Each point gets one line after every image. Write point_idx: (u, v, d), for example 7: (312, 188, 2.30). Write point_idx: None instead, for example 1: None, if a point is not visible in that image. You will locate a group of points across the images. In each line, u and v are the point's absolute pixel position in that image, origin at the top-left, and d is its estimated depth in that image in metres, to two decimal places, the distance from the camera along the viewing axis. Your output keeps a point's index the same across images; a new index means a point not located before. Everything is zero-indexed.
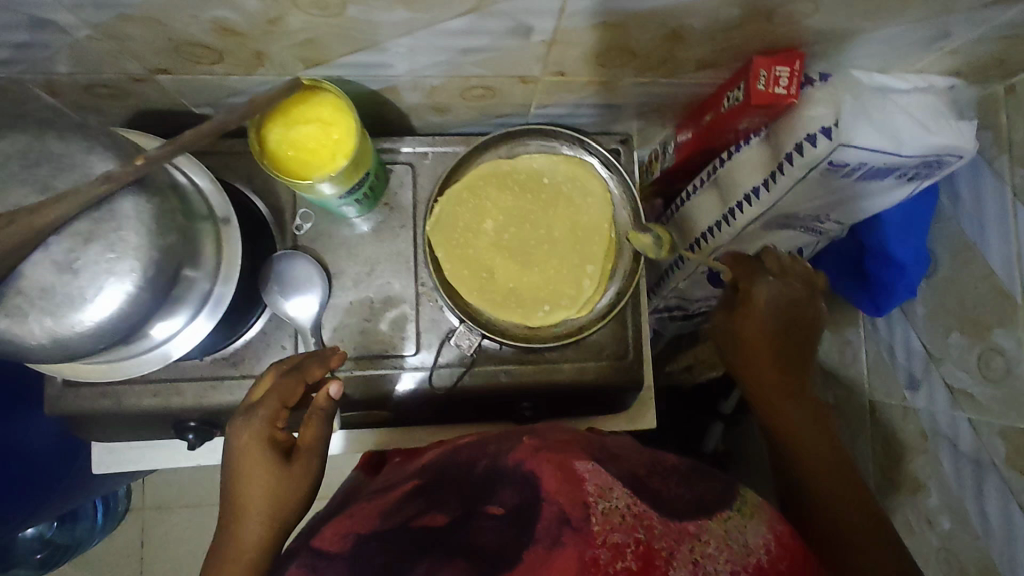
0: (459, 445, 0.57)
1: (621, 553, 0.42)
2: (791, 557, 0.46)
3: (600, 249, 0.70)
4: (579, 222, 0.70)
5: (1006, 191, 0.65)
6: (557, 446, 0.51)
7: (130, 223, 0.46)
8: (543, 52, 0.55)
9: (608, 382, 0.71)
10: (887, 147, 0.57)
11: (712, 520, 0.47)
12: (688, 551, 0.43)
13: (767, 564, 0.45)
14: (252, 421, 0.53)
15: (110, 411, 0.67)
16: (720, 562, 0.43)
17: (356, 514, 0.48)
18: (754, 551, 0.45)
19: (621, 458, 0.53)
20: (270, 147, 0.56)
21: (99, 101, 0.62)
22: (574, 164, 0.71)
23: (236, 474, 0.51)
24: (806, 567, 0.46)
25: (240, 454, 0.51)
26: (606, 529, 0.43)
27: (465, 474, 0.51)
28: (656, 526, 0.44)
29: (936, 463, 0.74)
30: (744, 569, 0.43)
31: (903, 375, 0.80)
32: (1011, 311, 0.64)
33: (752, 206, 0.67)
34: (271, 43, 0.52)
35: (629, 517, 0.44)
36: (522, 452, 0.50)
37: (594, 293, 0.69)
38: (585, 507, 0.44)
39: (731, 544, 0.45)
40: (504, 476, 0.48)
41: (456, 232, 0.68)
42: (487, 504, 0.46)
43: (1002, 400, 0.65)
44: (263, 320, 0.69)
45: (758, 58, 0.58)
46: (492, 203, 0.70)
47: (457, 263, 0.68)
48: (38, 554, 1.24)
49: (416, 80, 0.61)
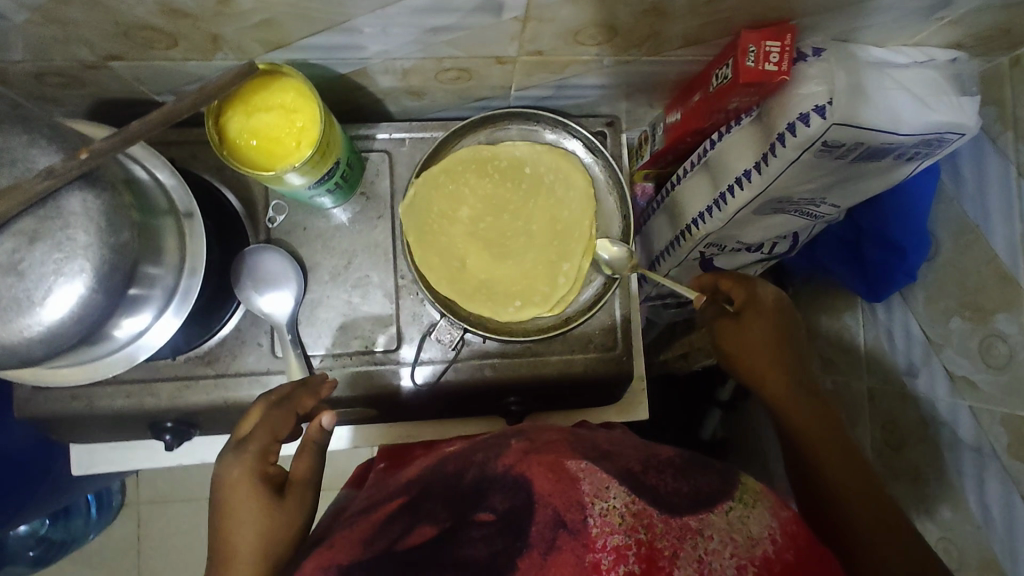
0: (446, 456, 0.54)
1: (623, 556, 0.39)
2: (797, 544, 0.43)
3: (579, 246, 0.65)
4: (562, 217, 0.66)
5: (1010, 169, 0.62)
6: (547, 449, 0.49)
7: (78, 220, 0.43)
8: (517, 30, 0.52)
9: (596, 374, 0.69)
10: (884, 125, 0.54)
11: (714, 513, 0.43)
12: (693, 548, 0.40)
13: (774, 556, 0.42)
14: (242, 457, 0.50)
15: (82, 413, 0.65)
16: (725, 557, 0.40)
17: (338, 544, 0.44)
18: (760, 541, 0.42)
19: (615, 455, 0.50)
20: (230, 137, 0.53)
21: (55, 90, 0.59)
22: (558, 154, 0.67)
23: (223, 510, 0.48)
24: (813, 553, 0.43)
25: (229, 490, 0.49)
26: (606, 531, 0.40)
27: (451, 485, 0.47)
28: (656, 524, 0.41)
29: (936, 453, 0.72)
30: (751, 564, 0.41)
31: (902, 362, 0.77)
32: (1015, 296, 0.61)
33: (743, 189, 0.64)
34: (225, 25, 0.49)
35: (627, 517, 0.41)
36: (511, 457, 0.47)
37: (569, 293, 0.64)
38: (582, 509, 0.41)
39: (734, 536, 0.42)
40: (495, 480, 0.44)
41: (430, 216, 0.65)
42: (478, 511, 0.42)
43: (1005, 388, 0.62)
44: (238, 317, 0.67)
45: (747, 33, 0.54)
46: (471, 189, 0.66)
47: (431, 249, 0.64)
48: (32, 552, 1.22)
49: (386, 62, 0.58)
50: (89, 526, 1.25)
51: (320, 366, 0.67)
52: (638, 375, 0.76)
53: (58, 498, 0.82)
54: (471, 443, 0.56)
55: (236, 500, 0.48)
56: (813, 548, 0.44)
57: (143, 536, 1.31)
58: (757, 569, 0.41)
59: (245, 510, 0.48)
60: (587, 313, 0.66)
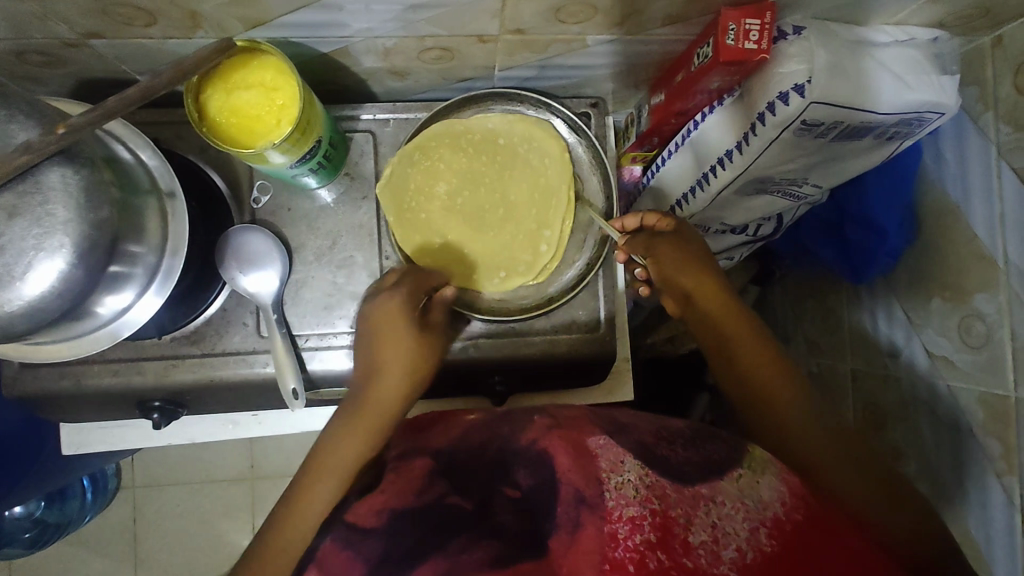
0: (470, 424, 0.58)
1: (639, 525, 0.42)
2: (806, 506, 0.46)
3: (559, 211, 0.68)
4: (544, 191, 0.69)
5: (991, 149, 0.62)
6: (569, 423, 0.52)
7: (58, 196, 0.44)
8: (496, 6, 0.52)
9: (580, 354, 0.70)
10: (862, 103, 0.54)
11: (724, 480, 0.46)
12: (706, 514, 0.43)
13: (784, 517, 0.44)
14: (391, 297, 0.61)
15: (71, 391, 0.65)
16: (737, 520, 0.43)
17: (388, 487, 0.50)
18: (769, 504, 0.45)
19: (630, 427, 0.53)
20: (210, 115, 0.53)
21: (37, 68, 0.59)
22: (529, 122, 0.69)
23: (376, 338, 0.60)
24: (823, 514, 0.46)
25: (382, 320, 0.60)
26: (621, 504, 0.43)
27: (473, 457, 0.52)
28: (670, 495, 0.44)
29: (915, 431, 0.73)
30: (762, 526, 0.43)
31: (884, 343, 0.78)
32: (992, 276, 0.62)
33: (725, 169, 0.64)
34: (202, 1, 0.48)
35: (642, 490, 0.44)
36: (535, 430, 0.51)
37: (551, 260, 0.68)
38: (599, 484, 0.44)
39: (744, 502, 0.44)
40: (519, 455, 0.49)
41: (408, 188, 0.68)
42: (506, 485, 0.47)
43: (982, 366, 0.63)
44: (224, 297, 0.67)
45: (726, 10, 0.54)
46: (446, 163, 0.68)
47: (413, 223, 0.68)
48: (27, 534, 1.24)
49: (368, 41, 0.58)
50: (84, 509, 1.27)
51: (306, 345, 0.67)
52: (623, 357, 0.76)
53: (50, 479, 0.83)
54: (495, 413, 0.60)
55: (388, 340, 0.60)
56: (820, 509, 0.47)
57: (140, 519, 1.32)
58: (768, 530, 0.43)
59: (390, 352, 0.59)
60: (571, 291, 0.69)
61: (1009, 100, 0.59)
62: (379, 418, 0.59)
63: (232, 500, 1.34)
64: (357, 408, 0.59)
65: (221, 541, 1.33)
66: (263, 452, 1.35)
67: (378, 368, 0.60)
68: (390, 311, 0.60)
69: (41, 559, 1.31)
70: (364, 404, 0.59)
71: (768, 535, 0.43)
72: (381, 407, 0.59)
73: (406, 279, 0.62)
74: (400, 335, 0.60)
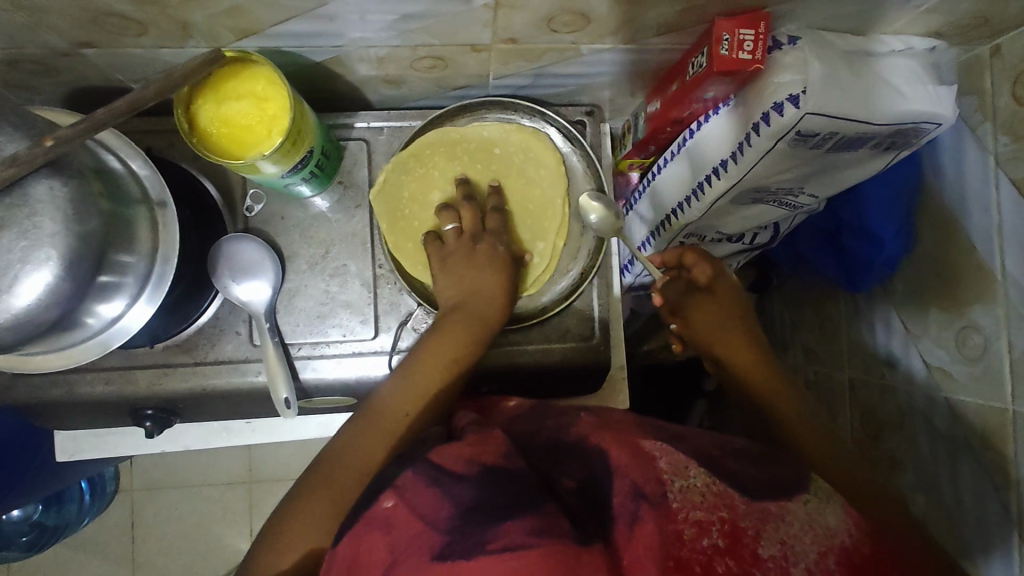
0: (514, 413, 0.57)
1: (706, 529, 0.40)
2: (872, 539, 0.44)
3: (552, 225, 0.67)
4: (540, 199, 0.68)
5: (989, 160, 0.61)
6: (619, 426, 0.51)
7: (46, 209, 0.43)
8: (488, 16, 0.52)
9: (572, 364, 0.70)
10: (858, 113, 0.54)
11: (792, 501, 0.44)
12: (775, 530, 0.41)
13: (851, 547, 0.42)
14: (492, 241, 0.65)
15: (63, 400, 0.65)
16: (806, 542, 0.41)
17: (476, 442, 0.47)
18: (837, 533, 0.43)
19: (689, 437, 0.51)
20: (200, 126, 0.53)
21: (30, 77, 0.59)
22: (527, 133, 0.68)
23: (473, 274, 0.63)
24: (888, 550, 0.44)
25: (490, 258, 0.64)
26: (687, 506, 0.41)
27: (524, 444, 0.50)
28: (738, 506, 0.42)
29: (911, 442, 0.73)
30: (830, 552, 0.41)
31: (882, 353, 0.77)
32: (990, 288, 0.61)
33: (720, 179, 0.64)
34: (193, 12, 0.48)
35: (709, 496, 0.42)
36: (584, 427, 0.50)
37: (543, 272, 0.67)
38: (660, 484, 0.42)
39: (812, 525, 0.43)
40: (569, 451, 0.47)
41: (403, 194, 0.67)
42: (560, 478, 0.44)
43: (980, 378, 0.63)
44: (216, 305, 0.67)
45: (720, 21, 0.54)
46: (440, 168, 0.67)
47: (406, 227, 0.67)
48: (25, 537, 1.23)
49: (360, 50, 0.58)
50: (82, 513, 1.27)
51: (298, 352, 0.67)
52: (618, 365, 0.73)
53: (47, 485, 0.83)
54: (530, 405, 0.59)
55: (487, 262, 0.63)
56: (885, 546, 0.44)
57: (137, 523, 1.32)
58: (835, 557, 0.41)
59: (488, 279, 0.63)
60: (563, 302, 0.69)
61: (1007, 111, 0.59)
62: (468, 338, 0.60)
63: (230, 503, 1.34)
64: (445, 337, 0.59)
65: (219, 544, 1.33)
66: (260, 456, 1.35)
67: (477, 293, 0.62)
68: (492, 247, 0.64)
69: (41, 562, 1.32)
70: (471, 313, 0.61)
71: (836, 561, 0.41)
72: (481, 320, 0.61)
73: (495, 221, 0.65)
74: (502, 262, 0.64)
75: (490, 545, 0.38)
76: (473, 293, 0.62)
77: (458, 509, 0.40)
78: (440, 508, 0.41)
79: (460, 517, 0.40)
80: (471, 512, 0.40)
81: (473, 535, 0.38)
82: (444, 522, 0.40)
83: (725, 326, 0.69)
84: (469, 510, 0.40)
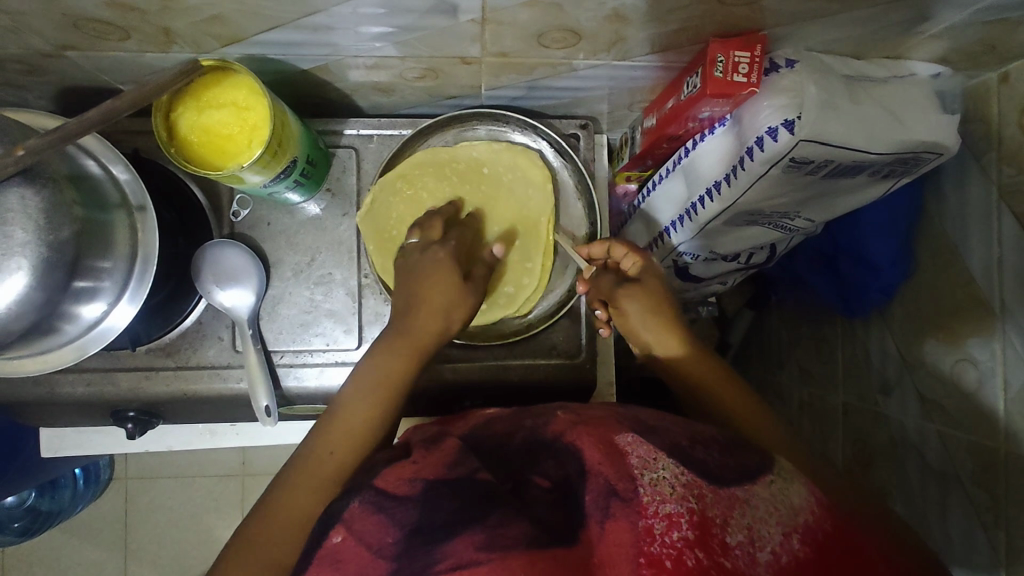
0: (489, 418, 0.56)
1: (676, 522, 0.38)
2: (839, 521, 0.41)
3: (541, 245, 0.68)
4: (535, 261, 0.68)
5: (993, 192, 0.59)
6: (594, 421, 0.50)
7: (17, 218, 0.43)
8: (476, 31, 0.50)
9: (556, 382, 0.69)
10: (853, 141, 0.52)
11: (758, 484, 0.42)
12: (741, 516, 0.39)
13: (815, 524, 0.40)
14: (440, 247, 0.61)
15: (45, 399, 0.66)
16: (772, 524, 0.39)
17: (420, 461, 0.47)
18: (801, 511, 0.40)
19: (661, 428, 0.49)
20: (181, 134, 0.53)
21: (17, 75, 0.59)
22: (517, 152, 0.69)
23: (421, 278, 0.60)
24: (853, 531, 0.42)
25: (431, 266, 0.60)
26: (657, 499, 0.39)
27: (501, 447, 0.50)
28: (707, 494, 0.40)
29: (901, 474, 0.71)
30: (795, 531, 0.39)
31: (876, 379, 0.75)
32: (990, 323, 0.59)
33: (714, 201, 0.62)
34: (174, 20, 0.47)
35: (678, 487, 0.40)
36: (561, 425, 0.49)
37: (533, 293, 0.68)
38: (632, 480, 0.41)
39: (777, 506, 0.40)
40: (548, 449, 0.47)
41: (438, 154, 0.68)
42: (534, 476, 0.45)
43: (973, 415, 0.61)
44: (201, 309, 0.67)
45: (714, 43, 0.53)
46: (486, 162, 0.69)
47: (395, 198, 0.68)
48: (15, 523, 1.22)
49: (347, 59, 0.57)
50: (76, 498, 1.26)
51: (281, 358, 0.67)
52: (606, 380, 0.72)
53: (32, 479, 0.83)
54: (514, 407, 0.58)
55: (438, 273, 0.59)
56: (848, 522, 0.42)
57: (130, 510, 1.33)
58: (801, 538, 0.39)
59: (434, 287, 0.59)
60: (550, 318, 0.69)
61: (1014, 140, 0.57)
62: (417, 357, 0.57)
63: (222, 496, 1.35)
64: (390, 349, 0.57)
65: (209, 536, 1.33)
66: (255, 451, 1.35)
67: (420, 302, 0.58)
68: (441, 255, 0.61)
69: (35, 545, 1.33)
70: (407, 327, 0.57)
71: (803, 542, 0.39)
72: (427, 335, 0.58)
73: (456, 233, 0.64)
74: (450, 269, 0.60)
75: (440, 565, 0.38)
76: (419, 307, 0.58)
77: (402, 532, 0.41)
78: (385, 534, 0.41)
79: (405, 540, 0.40)
80: (413, 534, 0.41)
81: (419, 557, 0.39)
82: (390, 548, 0.40)
83: (702, 364, 0.61)
84: (411, 534, 0.40)
